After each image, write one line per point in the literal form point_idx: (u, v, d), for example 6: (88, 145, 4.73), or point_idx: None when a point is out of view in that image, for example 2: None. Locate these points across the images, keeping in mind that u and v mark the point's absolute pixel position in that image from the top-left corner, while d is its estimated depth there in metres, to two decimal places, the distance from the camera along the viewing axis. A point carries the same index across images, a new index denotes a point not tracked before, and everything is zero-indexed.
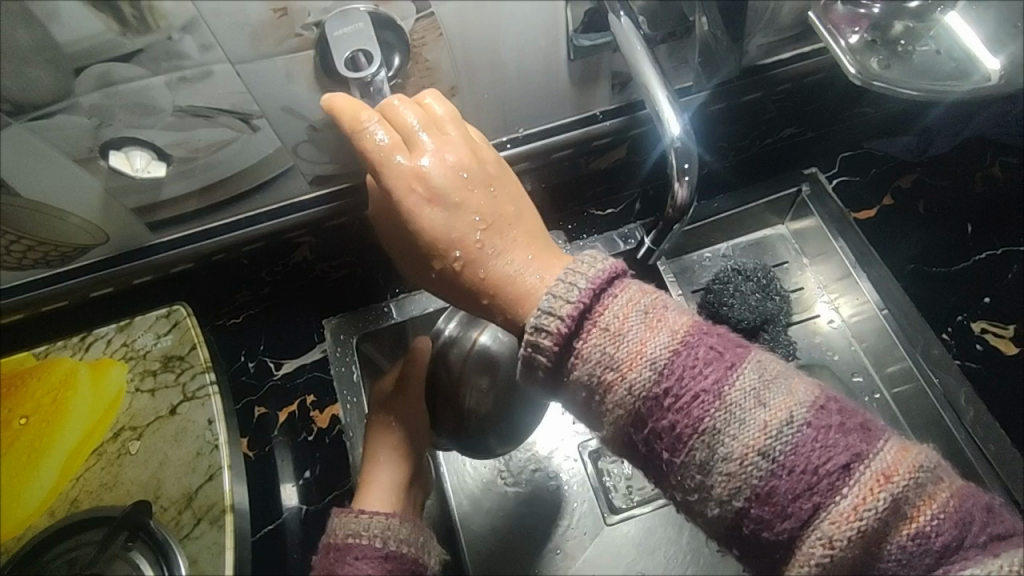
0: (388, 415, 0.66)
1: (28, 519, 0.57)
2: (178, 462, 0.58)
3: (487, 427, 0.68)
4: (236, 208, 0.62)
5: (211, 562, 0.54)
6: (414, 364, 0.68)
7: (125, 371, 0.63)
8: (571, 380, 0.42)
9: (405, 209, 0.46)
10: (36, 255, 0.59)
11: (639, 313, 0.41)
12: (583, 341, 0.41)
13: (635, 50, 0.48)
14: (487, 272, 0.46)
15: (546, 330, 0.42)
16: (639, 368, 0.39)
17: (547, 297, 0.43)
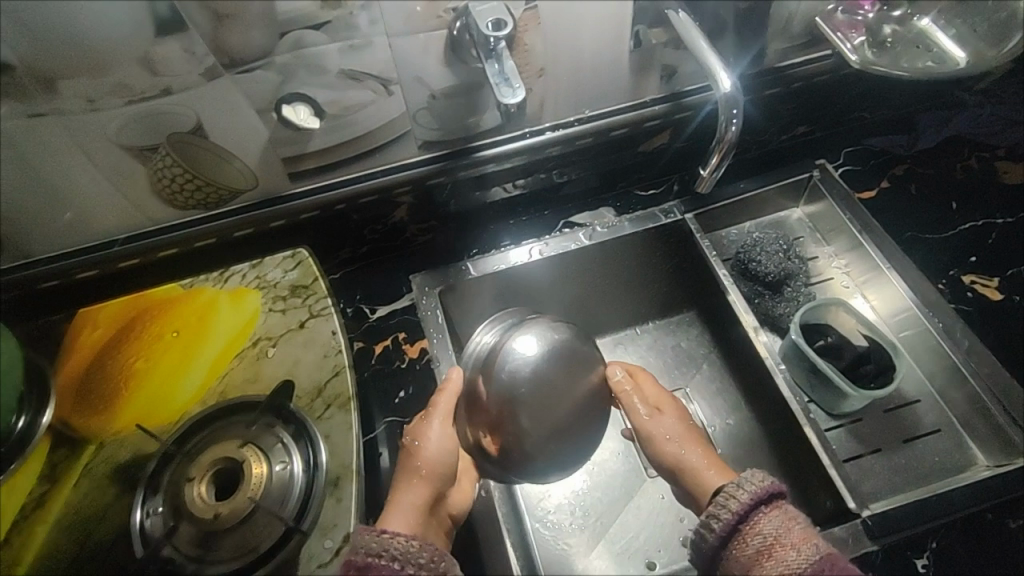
0: (415, 440, 0.69)
1: (184, 407, 0.66)
2: (310, 361, 0.69)
3: (527, 436, 0.68)
4: (359, 165, 0.77)
5: (342, 436, 0.64)
6: (445, 392, 0.72)
7: (258, 297, 0.74)
8: (739, 541, 0.57)
9: (650, 393, 0.76)
10: (201, 195, 0.73)
11: (805, 522, 0.58)
12: (765, 515, 0.57)
13: (703, 49, 0.64)
14: (689, 446, 0.72)
15: (740, 494, 0.58)
16: (807, 548, 0.54)
17: (743, 479, 0.60)
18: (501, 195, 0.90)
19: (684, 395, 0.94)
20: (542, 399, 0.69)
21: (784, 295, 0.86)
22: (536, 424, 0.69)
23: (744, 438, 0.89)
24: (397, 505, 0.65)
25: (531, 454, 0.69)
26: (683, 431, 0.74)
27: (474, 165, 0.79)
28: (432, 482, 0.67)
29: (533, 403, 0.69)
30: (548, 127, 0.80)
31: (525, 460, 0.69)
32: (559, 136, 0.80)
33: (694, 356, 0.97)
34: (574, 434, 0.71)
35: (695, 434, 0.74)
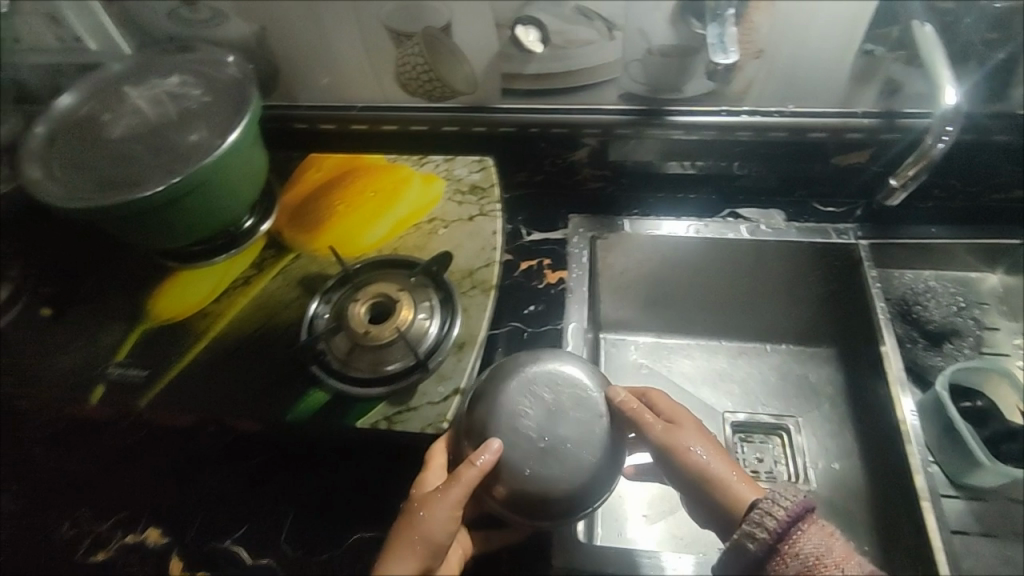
0: (422, 509, 0.53)
1: (363, 251, 0.78)
2: (469, 249, 0.78)
3: (519, 458, 0.57)
4: (562, 100, 0.84)
5: (476, 314, 0.71)
6: (473, 466, 0.55)
7: (443, 186, 0.85)
8: (778, 562, 0.49)
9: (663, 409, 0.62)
10: (429, 87, 0.85)
11: (843, 542, 0.50)
12: (802, 533, 0.49)
13: (943, 77, 0.63)
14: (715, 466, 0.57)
15: (770, 512, 0.51)
16: (852, 567, 0.48)
17: (772, 493, 0.52)
18: (678, 169, 0.94)
19: (794, 424, 0.92)
20: (520, 417, 0.59)
21: (943, 349, 0.81)
22: (525, 445, 0.57)
23: (845, 485, 0.86)
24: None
25: (531, 478, 0.56)
26: (701, 445, 0.58)
27: (664, 126, 0.82)
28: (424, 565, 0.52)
29: (510, 419, 0.59)
30: (745, 111, 0.82)
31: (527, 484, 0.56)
32: (755, 121, 0.81)
33: (818, 392, 0.94)
34: (577, 454, 0.58)
35: (718, 452, 0.59)
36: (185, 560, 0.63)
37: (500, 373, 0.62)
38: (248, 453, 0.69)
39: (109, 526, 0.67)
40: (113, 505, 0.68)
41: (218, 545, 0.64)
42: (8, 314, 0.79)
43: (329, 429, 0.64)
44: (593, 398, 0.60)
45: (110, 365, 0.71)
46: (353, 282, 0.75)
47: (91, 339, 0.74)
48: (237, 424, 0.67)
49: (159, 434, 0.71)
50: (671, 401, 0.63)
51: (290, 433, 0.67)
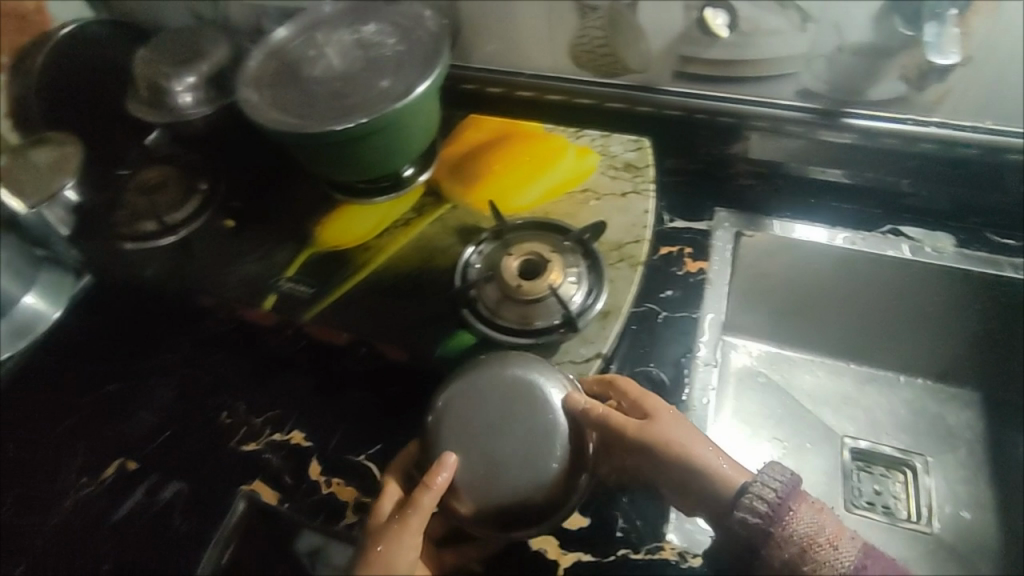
0: (385, 544, 0.55)
1: (515, 211, 0.81)
2: (619, 224, 0.78)
3: (476, 468, 0.59)
4: (737, 89, 0.85)
5: (622, 286, 0.72)
6: (431, 489, 0.56)
7: (598, 160, 0.85)
8: (771, 542, 0.52)
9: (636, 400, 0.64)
10: (602, 61, 0.88)
11: (836, 520, 0.53)
12: (794, 513, 0.52)
13: None
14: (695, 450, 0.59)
15: (760, 494, 0.53)
16: (844, 543, 0.50)
17: (761, 476, 0.55)
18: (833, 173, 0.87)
19: (922, 464, 0.89)
20: (472, 425, 0.60)
21: None
22: (479, 454, 0.59)
23: (971, 533, 0.84)
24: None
25: (488, 490, 0.58)
26: (678, 435, 0.60)
27: (841, 129, 0.82)
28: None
29: (463, 429, 0.60)
30: (936, 122, 0.80)
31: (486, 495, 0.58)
32: (944, 134, 0.79)
33: (953, 434, 0.90)
34: (529, 458, 0.59)
35: (695, 435, 0.61)
36: (325, 466, 0.70)
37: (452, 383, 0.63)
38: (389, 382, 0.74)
39: (261, 421, 0.74)
40: (265, 404, 0.75)
41: (357, 459, 0.70)
42: (201, 220, 0.86)
43: None
44: (547, 402, 0.61)
45: (279, 278, 0.78)
46: (502, 238, 0.77)
47: (266, 254, 0.81)
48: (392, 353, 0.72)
49: (315, 349, 0.77)
50: (638, 390, 0.65)
51: (433, 368, 0.72)
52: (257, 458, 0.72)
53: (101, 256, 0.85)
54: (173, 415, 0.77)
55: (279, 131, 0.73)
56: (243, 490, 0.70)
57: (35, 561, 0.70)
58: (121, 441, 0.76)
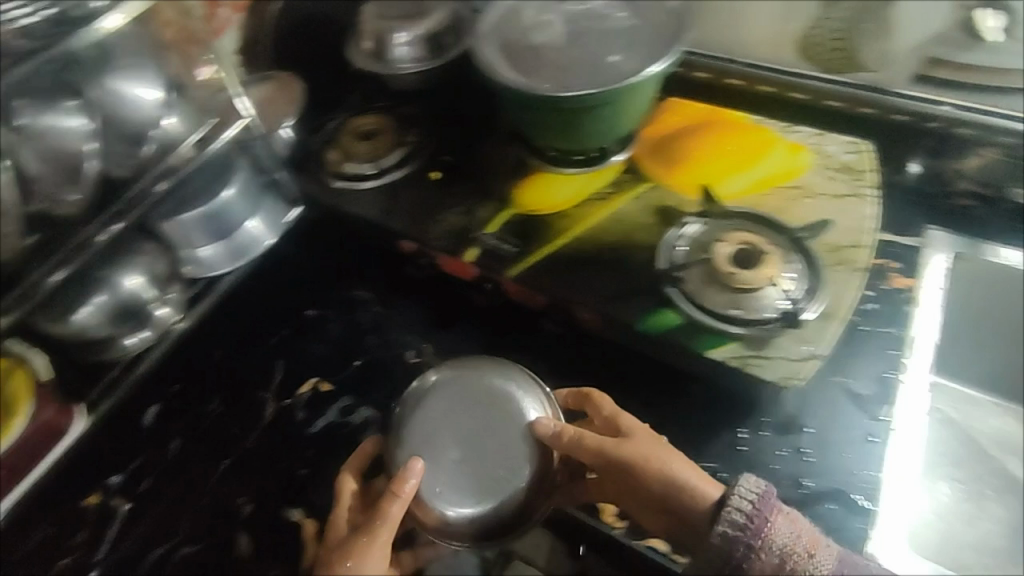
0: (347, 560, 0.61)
1: (723, 198, 0.79)
2: (840, 225, 0.75)
3: (449, 477, 0.66)
4: (988, 98, 0.79)
5: (842, 289, 0.69)
6: (398, 496, 0.63)
7: (812, 158, 0.82)
8: (753, 556, 0.56)
9: (616, 418, 0.69)
10: (832, 54, 0.86)
11: (805, 526, 0.58)
12: (772, 525, 0.57)
13: None
14: (676, 474, 0.63)
15: (740, 505, 0.58)
16: (821, 551, 0.56)
17: (738, 488, 0.59)
18: None
19: None
20: (446, 438, 0.68)
21: None
22: (451, 463, 0.67)
23: None
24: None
25: (457, 498, 0.66)
26: (654, 451, 0.65)
27: None
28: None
29: (436, 441, 0.68)
30: None
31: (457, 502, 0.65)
32: None
33: None
34: (499, 467, 0.67)
35: (676, 453, 0.65)
36: None
37: (427, 395, 0.71)
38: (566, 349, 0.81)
39: None
40: (450, 350, 0.83)
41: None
42: (405, 169, 0.91)
43: (678, 350, 0.69)
44: (516, 416, 0.69)
45: (484, 232, 0.81)
46: (715, 221, 0.76)
47: (469, 209, 0.85)
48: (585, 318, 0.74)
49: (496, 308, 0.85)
50: (613, 406, 0.70)
51: (631, 339, 0.72)
52: None
53: (315, 191, 0.90)
54: (370, 348, 0.86)
55: (515, 93, 0.76)
56: None
57: (241, 458, 0.78)
58: (323, 363, 0.85)
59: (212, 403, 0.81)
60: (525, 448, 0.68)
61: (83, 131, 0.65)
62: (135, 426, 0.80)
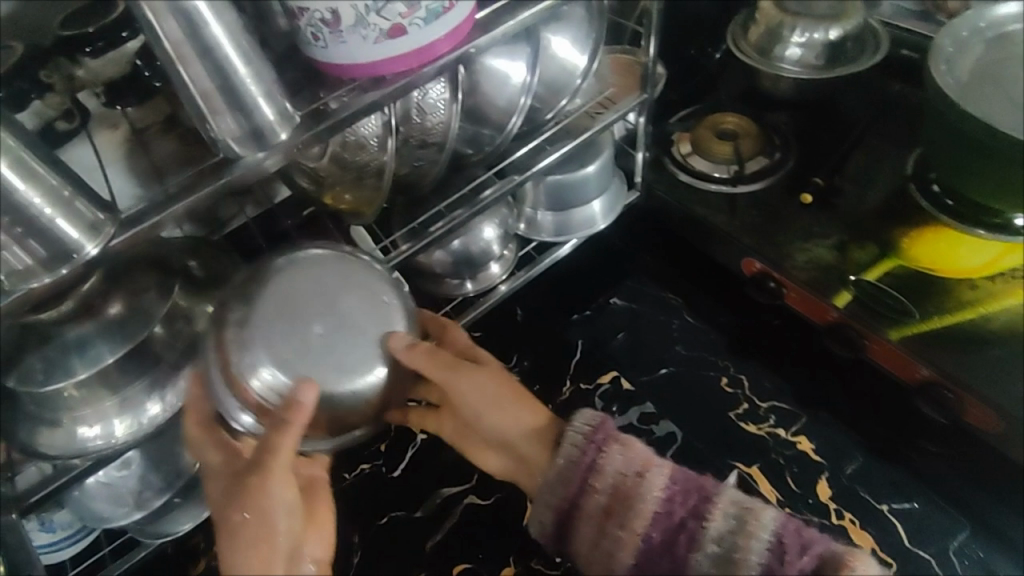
0: (241, 513, 0.45)
1: None
2: None
3: (267, 338, 0.50)
4: None
5: None
6: (292, 429, 0.46)
7: None
8: (589, 487, 0.54)
9: (471, 346, 0.64)
10: None
11: (631, 445, 0.55)
12: (603, 454, 0.54)
13: None
14: (500, 391, 0.60)
15: (574, 435, 0.56)
16: (653, 477, 0.53)
17: (573, 422, 0.56)
18: None
19: None
20: (297, 311, 0.51)
21: None
22: (294, 323, 0.51)
23: None
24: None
25: (283, 374, 0.49)
26: (493, 386, 0.60)
27: None
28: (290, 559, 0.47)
29: (289, 312, 0.51)
30: None
31: (266, 370, 0.49)
32: None
33: None
34: (342, 355, 0.51)
35: (508, 378, 0.62)
36: (835, 492, 0.69)
37: (314, 258, 0.54)
38: (920, 437, 0.71)
39: (765, 408, 0.75)
40: (771, 390, 0.77)
41: (876, 504, 0.68)
42: (763, 182, 0.83)
43: None
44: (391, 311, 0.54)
45: (858, 277, 0.73)
46: None
47: (841, 244, 0.76)
48: (980, 415, 0.64)
49: (838, 364, 0.77)
50: (465, 342, 0.65)
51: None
52: (758, 443, 0.73)
53: (658, 186, 0.87)
54: (678, 358, 0.81)
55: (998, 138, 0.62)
56: (738, 465, 0.72)
57: None
58: (623, 356, 0.83)
59: (511, 362, 0.83)
60: (385, 346, 0.53)
61: (523, 85, 0.66)
62: None
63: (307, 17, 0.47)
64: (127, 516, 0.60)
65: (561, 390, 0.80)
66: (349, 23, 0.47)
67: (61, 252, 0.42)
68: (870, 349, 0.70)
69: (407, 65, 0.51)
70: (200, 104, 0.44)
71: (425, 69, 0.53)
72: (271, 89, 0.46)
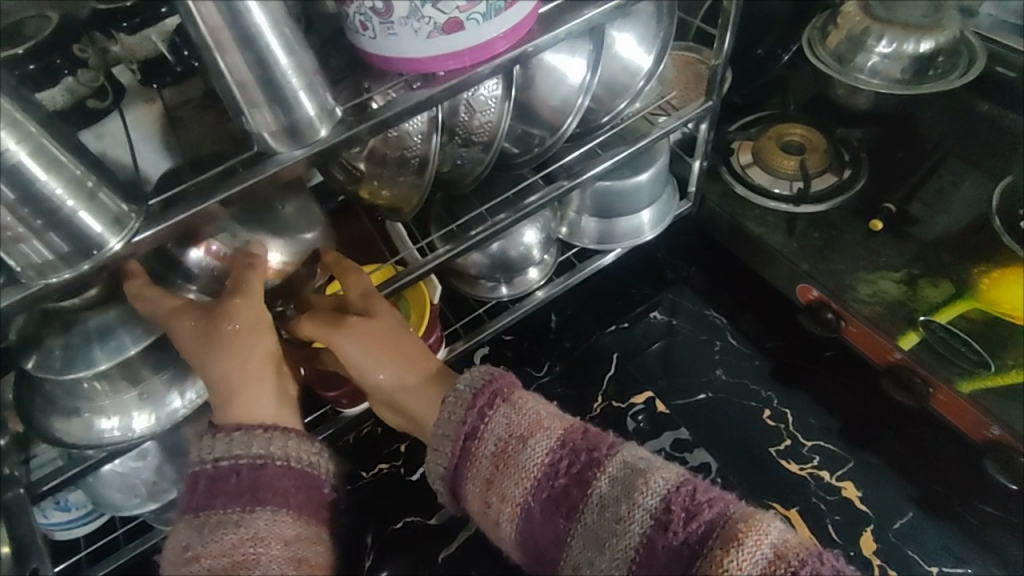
0: (230, 320, 0.47)
1: None
2: None
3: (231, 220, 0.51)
4: None
5: None
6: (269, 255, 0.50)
7: None
8: (472, 450, 0.47)
9: (366, 293, 0.57)
10: None
11: (525, 408, 0.48)
12: (488, 417, 0.47)
13: None
14: (381, 350, 0.55)
15: (460, 396, 0.49)
16: (538, 441, 0.46)
17: (463, 381, 0.49)
18: None
19: None
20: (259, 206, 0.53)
21: None
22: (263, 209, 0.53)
23: None
24: (276, 419, 0.48)
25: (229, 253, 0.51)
26: (376, 345, 0.55)
27: None
28: (277, 365, 0.50)
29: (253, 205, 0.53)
30: None
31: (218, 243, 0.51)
32: None
33: None
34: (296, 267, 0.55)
35: (398, 332, 0.57)
36: (880, 547, 0.64)
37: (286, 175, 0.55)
38: (980, 498, 0.66)
39: (809, 447, 0.70)
40: (817, 427, 0.72)
41: (926, 565, 0.63)
42: (826, 205, 0.76)
43: None
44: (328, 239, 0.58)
45: (928, 318, 0.67)
46: None
47: (911, 279, 0.70)
48: None
49: (895, 406, 0.72)
50: (367, 287, 0.58)
51: None
52: (799, 484, 0.68)
53: (712, 197, 0.82)
54: (718, 384, 0.77)
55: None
56: (775, 505, 0.67)
57: None
58: (658, 375, 0.78)
59: (541, 370, 0.80)
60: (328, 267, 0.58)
61: (581, 85, 0.61)
62: (467, 367, 0.80)
63: (356, 4, 0.44)
64: (140, 506, 0.59)
65: (592, 406, 0.76)
66: (401, 14, 0.43)
67: (83, 248, 0.39)
68: (934, 399, 0.65)
69: (461, 62, 0.47)
70: (237, 96, 0.41)
71: (480, 67, 0.48)
72: (313, 82, 0.43)
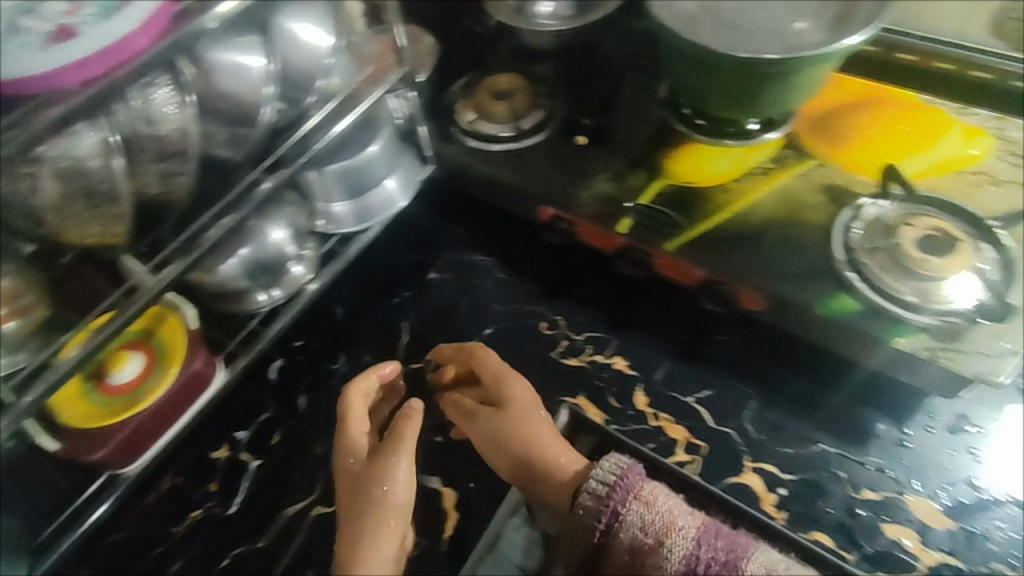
0: (382, 482, 0.51)
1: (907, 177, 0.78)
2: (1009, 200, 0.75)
3: None
4: None
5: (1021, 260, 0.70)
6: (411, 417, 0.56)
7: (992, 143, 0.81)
8: (612, 543, 0.50)
9: (498, 380, 0.66)
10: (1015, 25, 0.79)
11: (659, 502, 0.51)
12: (626, 510, 0.50)
13: None
14: (514, 439, 0.61)
15: (595, 491, 0.52)
16: (674, 539, 0.48)
17: (598, 470, 0.54)
18: None
19: None
20: None
21: None
22: None
23: None
24: None
25: None
26: (508, 427, 0.62)
27: None
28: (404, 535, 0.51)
29: None
30: None
31: None
32: None
33: None
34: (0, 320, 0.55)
35: (526, 412, 0.63)
36: (650, 398, 0.76)
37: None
38: (714, 333, 0.80)
39: (581, 338, 0.81)
40: (583, 321, 0.82)
41: (684, 398, 0.76)
42: (541, 133, 0.87)
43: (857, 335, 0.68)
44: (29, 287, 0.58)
45: (633, 203, 0.80)
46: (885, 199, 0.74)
47: (616, 174, 0.83)
48: (744, 301, 0.75)
49: (638, 283, 0.84)
50: (496, 368, 0.67)
51: (803, 321, 0.72)
52: (579, 372, 0.78)
53: (450, 154, 0.88)
54: (498, 314, 0.84)
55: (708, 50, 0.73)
56: (567, 399, 0.76)
57: None
58: (451, 325, 0.83)
59: (337, 361, 0.80)
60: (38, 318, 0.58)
61: (264, 74, 0.62)
62: (263, 382, 0.78)
63: None
64: None
65: None
66: None
67: None
68: (656, 264, 0.79)
69: None
70: None
71: None
72: None
